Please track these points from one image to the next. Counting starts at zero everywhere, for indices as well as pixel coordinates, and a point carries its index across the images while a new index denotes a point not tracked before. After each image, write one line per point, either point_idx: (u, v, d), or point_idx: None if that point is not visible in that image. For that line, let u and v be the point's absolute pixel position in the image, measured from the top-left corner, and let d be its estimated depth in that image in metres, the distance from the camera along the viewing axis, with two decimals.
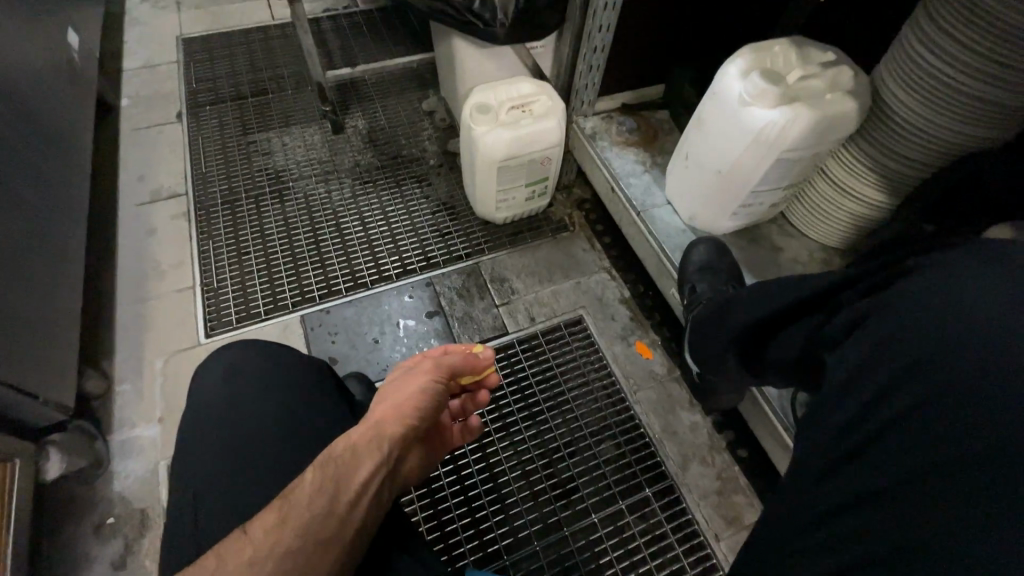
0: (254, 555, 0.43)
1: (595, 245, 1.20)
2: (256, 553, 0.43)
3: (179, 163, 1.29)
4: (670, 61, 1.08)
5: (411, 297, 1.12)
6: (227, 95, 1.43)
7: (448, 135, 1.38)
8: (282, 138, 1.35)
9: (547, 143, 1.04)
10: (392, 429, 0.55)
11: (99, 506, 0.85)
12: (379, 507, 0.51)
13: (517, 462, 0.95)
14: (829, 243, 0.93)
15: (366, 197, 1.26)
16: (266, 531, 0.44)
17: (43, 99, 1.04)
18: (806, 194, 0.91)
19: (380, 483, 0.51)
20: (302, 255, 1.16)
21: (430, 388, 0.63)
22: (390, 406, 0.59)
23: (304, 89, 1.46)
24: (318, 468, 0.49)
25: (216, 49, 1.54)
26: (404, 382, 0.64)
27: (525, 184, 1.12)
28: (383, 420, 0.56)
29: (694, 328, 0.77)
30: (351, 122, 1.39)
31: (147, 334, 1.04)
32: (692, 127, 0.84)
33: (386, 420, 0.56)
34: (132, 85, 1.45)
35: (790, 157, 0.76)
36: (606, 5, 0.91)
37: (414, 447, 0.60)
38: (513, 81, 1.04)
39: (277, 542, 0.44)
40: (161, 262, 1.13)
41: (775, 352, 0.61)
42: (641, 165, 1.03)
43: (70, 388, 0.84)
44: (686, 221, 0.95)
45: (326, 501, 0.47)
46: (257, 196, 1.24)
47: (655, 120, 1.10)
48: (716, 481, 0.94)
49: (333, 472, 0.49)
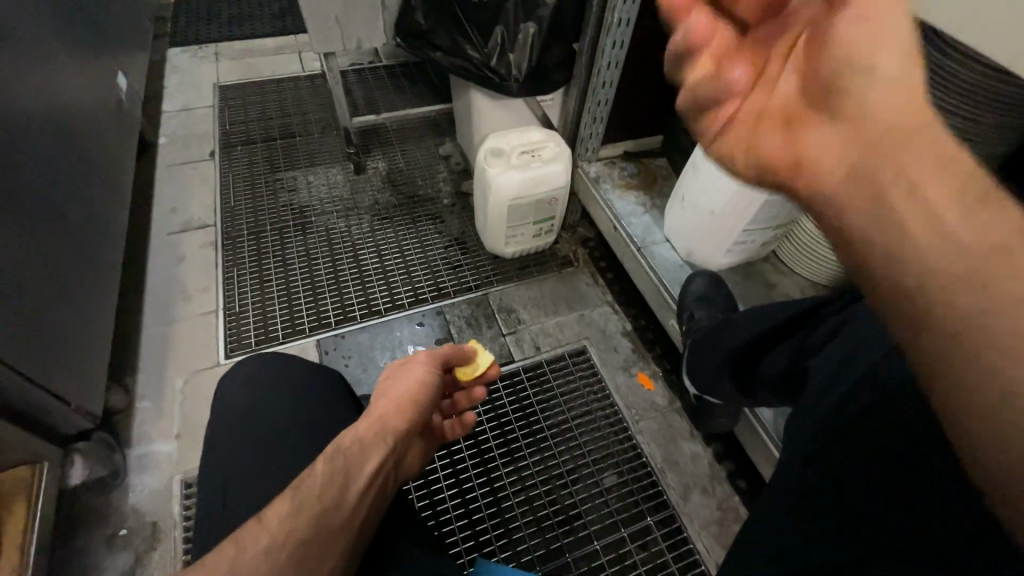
0: (271, 542, 0.46)
1: (598, 280, 1.27)
2: (272, 540, 0.46)
3: (210, 196, 1.38)
4: (668, 115, 1.19)
5: (422, 325, 1.17)
6: (257, 137, 1.55)
7: (461, 177, 1.48)
8: (308, 177, 1.45)
9: (554, 184, 1.13)
10: (394, 424, 0.60)
11: (112, 518, 0.88)
12: (385, 495, 0.55)
13: (521, 487, 0.97)
14: (818, 280, 0.99)
15: (383, 231, 1.34)
16: (280, 519, 0.47)
17: (94, 136, 1.14)
18: (794, 234, 0.98)
19: (388, 474, 0.57)
20: (320, 283, 1.22)
21: (426, 386, 0.67)
22: (389, 403, 0.63)
23: (330, 133, 1.58)
24: (328, 459, 0.53)
25: (249, 96, 1.68)
26: (400, 379, 0.68)
27: (533, 222, 1.20)
28: (384, 416, 0.61)
29: (692, 355, 0.82)
30: (372, 164, 1.50)
31: (170, 353, 1.09)
32: (687, 171, 0.93)
33: (387, 416, 0.61)
34: (170, 125, 1.57)
35: (777, 199, 0.84)
36: (609, 65, 1.01)
37: (412, 442, 0.65)
38: (524, 129, 1.14)
39: (294, 528, 0.47)
40: (188, 286, 1.20)
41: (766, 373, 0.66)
42: (642, 206, 1.11)
43: (97, 399, 0.88)
44: (683, 257, 1.02)
45: (336, 490, 0.51)
46: (282, 229, 1.32)
47: (654, 166, 1.20)
48: (716, 510, 0.95)
49: (342, 463, 0.53)
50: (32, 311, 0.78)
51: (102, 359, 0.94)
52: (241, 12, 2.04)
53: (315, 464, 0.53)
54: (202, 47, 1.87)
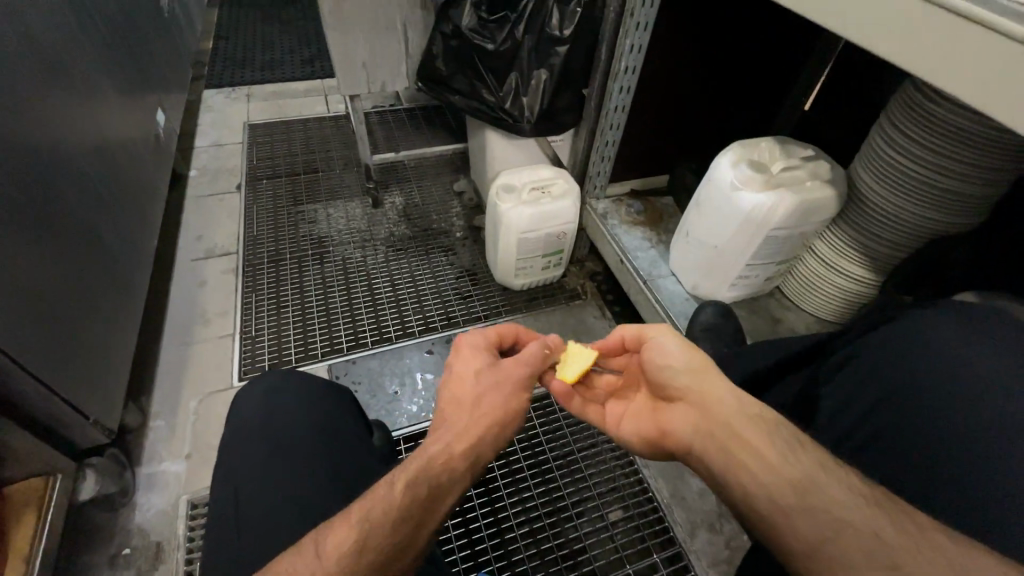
0: None
1: (606, 313, 1.29)
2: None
3: (234, 226, 1.45)
4: (673, 156, 1.24)
5: (431, 353, 1.19)
6: (282, 171, 1.63)
7: (474, 212, 1.53)
8: (327, 209, 1.52)
9: (563, 219, 1.17)
10: (487, 448, 0.53)
11: (118, 537, 0.88)
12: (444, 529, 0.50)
13: (525, 519, 0.95)
14: (823, 315, 1.00)
15: (397, 262, 1.39)
16: (342, 556, 0.41)
17: (132, 167, 1.22)
18: (798, 269, 1.00)
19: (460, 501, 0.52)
20: (334, 310, 1.26)
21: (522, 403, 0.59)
22: (490, 412, 0.56)
23: (350, 169, 1.66)
24: (410, 483, 0.47)
25: (277, 134, 1.78)
26: (497, 380, 0.60)
27: (542, 255, 1.24)
28: (482, 433, 0.54)
29: None
30: (389, 199, 1.56)
31: (186, 374, 1.11)
32: (691, 208, 0.96)
33: (484, 433, 0.54)
34: (202, 160, 1.67)
35: (778, 234, 0.86)
36: (617, 108, 1.06)
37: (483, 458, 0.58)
38: (535, 167, 1.20)
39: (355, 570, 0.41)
40: (208, 310, 1.24)
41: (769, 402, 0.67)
42: (648, 241, 1.14)
43: (114, 415, 0.91)
44: (688, 290, 1.03)
45: (408, 529, 0.45)
46: (300, 258, 1.37)
47: (661, 204, 1.23)
48: (725, 549, 0.93)
49: (426, 492, 0.47)
50: (63, 326, 0.81)
51: (121, 376, 0.97)
52: (273, 58, 2.19)
53: (393, 483, 0.46)
54: (236, 89, 2.00)
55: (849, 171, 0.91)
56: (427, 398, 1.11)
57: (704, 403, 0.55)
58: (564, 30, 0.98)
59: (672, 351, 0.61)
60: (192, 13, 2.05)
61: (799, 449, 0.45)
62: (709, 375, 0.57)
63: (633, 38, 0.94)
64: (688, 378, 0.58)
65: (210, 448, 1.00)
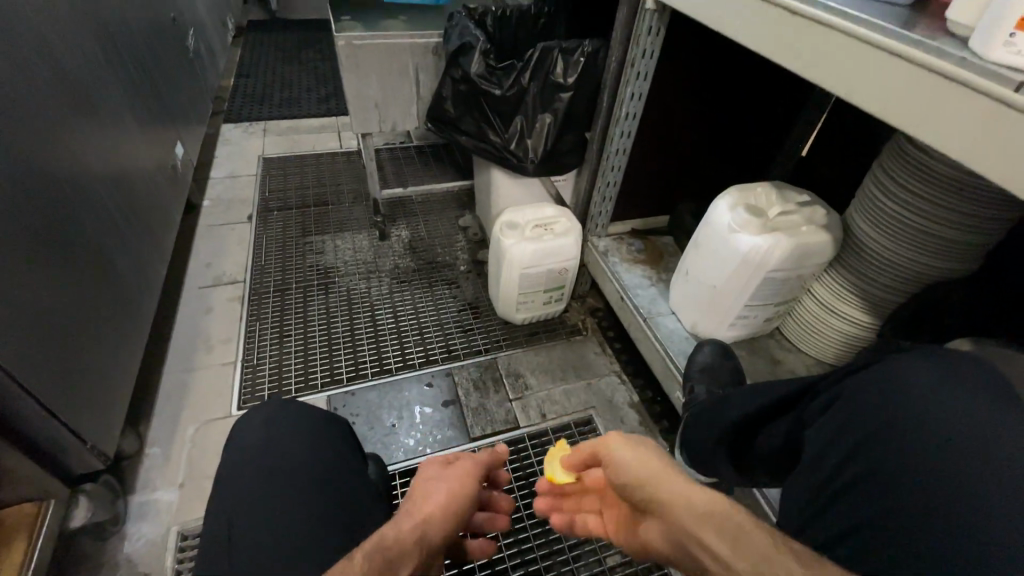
0: None
1: (606, 350, 1.29)
2: None
3: (243, 255, 1.48)
4: (674, 197, 1.27)
5: (431, 386, 1.19)
6: (293, 203, 1.68)
7: (478, 246, 1.56)
8: (335, 241, 1.55)
9: (565, 256, 1.19)
10: (437, 525, 0.50)
11: (105, 567, 0.87)
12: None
13: (520, 562, 0.93)
14: (824, 359, 1.00)
15: (401, 294, 1.41)
16: None
17: (148, 195, 1.26)
18: (798, 312, 1.01)
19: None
20: (336, 340, 1.27)
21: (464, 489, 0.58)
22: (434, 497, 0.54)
23: (359, 202, 1.70)
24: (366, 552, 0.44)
25: (290, 167, 1.84)
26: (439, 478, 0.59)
27: (543, 290, 1.25)
28: (428, 515, 0.51)
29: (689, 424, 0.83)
30: (395, 232, 1.60)
31: (185, 401, 1.12)
32: (690, 249, 0.98)
33: (431, 515, 0.51)
34: (216, 190, 1.72)
35: (775, 276, 0.88)
36: (618, 150, 1.10)
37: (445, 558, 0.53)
38: (538, 205, 1.23)
39: None
40: (212, 337, 1.25)
41: (767, 444, 0.66)
42: (648, 279, 1.15)
43: (112, 441, 0.91)
44: (688, 328, 1.04)
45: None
46: (306, 287, 1.40)
47: (661, 243, 1.26)
48: None
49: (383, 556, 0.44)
50: (68, 349, 0.83)
51: (122, 401, 0.97)
52: (291, 96, 2.28)
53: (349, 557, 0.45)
54: (253, 124, 2.08)
55: (846, 217, 0.93)
56: (425, 432, 1.11)
57: (665, 514, 0.45)
58: (567, 77, 1.03)
59: (628, 457, 0.52)
60: (216, 53, 2.15)
61: (774, 553, 0.39)
62: (663, 474, 0.48)
63: (634, 86, 0.99)
64: (641, 479, 0.49)
65: (205, 477, 0.99)
